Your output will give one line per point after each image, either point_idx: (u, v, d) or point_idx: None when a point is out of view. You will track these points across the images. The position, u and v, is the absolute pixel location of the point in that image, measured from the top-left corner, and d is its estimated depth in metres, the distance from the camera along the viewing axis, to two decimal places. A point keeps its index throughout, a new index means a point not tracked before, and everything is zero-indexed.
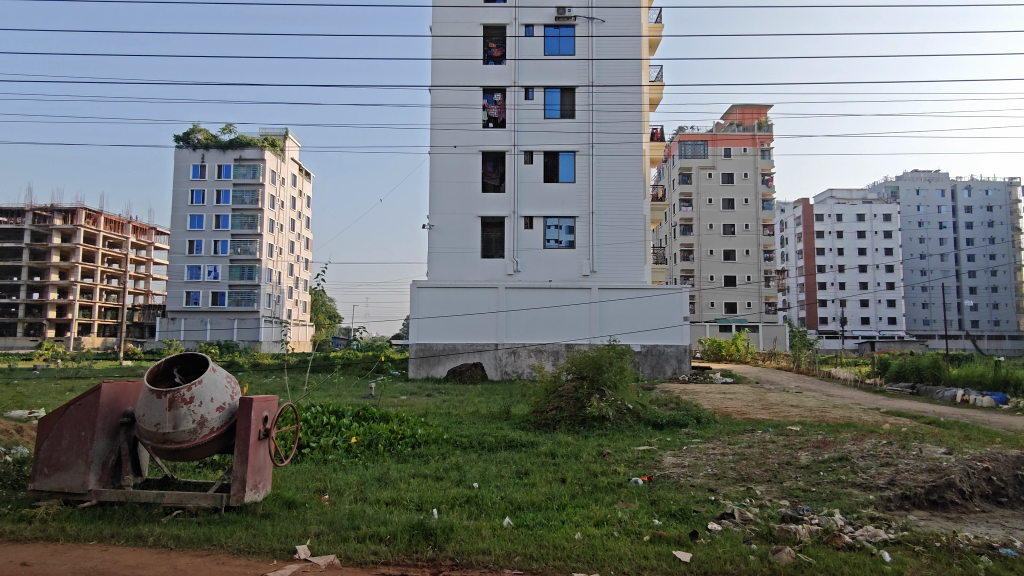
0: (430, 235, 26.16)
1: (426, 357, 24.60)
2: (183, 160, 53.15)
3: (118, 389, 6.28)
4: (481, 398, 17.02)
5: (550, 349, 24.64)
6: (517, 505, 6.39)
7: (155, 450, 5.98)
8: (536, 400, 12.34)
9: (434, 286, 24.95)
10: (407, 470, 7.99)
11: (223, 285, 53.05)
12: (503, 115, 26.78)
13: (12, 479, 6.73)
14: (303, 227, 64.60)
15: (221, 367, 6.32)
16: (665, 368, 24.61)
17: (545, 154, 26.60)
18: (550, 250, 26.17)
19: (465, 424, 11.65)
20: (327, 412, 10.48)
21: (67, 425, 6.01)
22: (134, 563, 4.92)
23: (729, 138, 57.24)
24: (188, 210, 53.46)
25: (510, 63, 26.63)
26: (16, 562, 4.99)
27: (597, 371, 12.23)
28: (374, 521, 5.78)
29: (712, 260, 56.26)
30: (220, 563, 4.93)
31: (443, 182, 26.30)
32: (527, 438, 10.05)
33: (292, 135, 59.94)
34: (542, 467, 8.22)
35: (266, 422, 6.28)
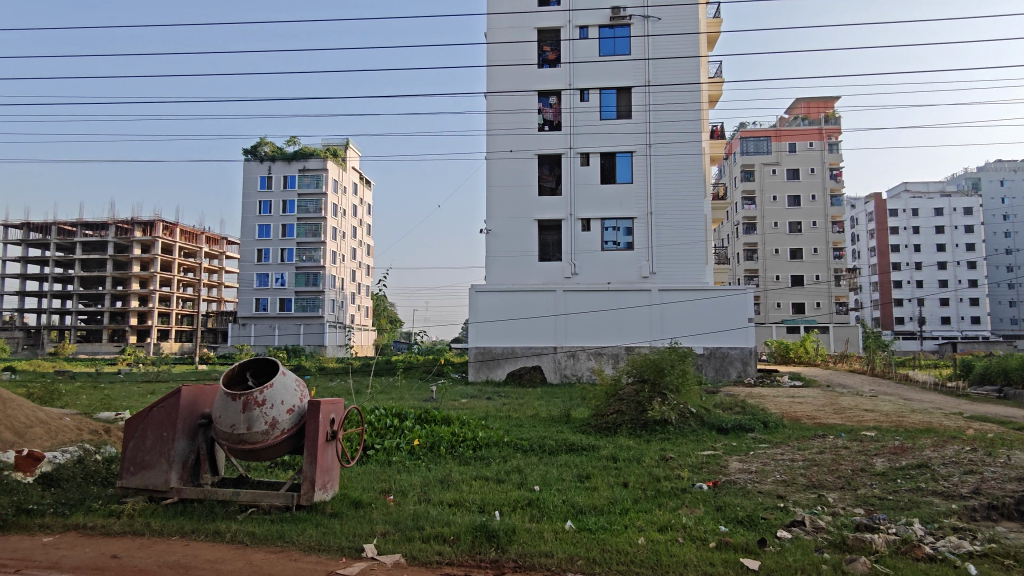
0: (488, 240, 26.37)
1: (486, 361, 24.82)
2: (252, 172, 55.45)
3: (196, 391, 6.60)
4: (541, 401, 17.08)
5: (610, 352, 24.45)
6: (579, 509, 6.36)
7: (231, 450, 6.25)
8: (597, 403, 12.27)
9: (493, 290, 25.18)
10: (469, 472, 8.08)
11: (289, 292, 54.96)
12: (559, 118, 26.81)
13: (102, 476, 7.20)
14: (365, 234, 66.40)
15: (291, 371, 6.57)
16: (729, 371, 24.02)
17: (602, 156, 26.42)
18: (608, 252, 25.92)
19: (526, 427, 11.70)
20: (391, 415, 10.75)
21: (151, 427, 6.37)
22: (213, 558, 5.16)
23: (794, 133, 55.59)
24: (257, 220, 55.67)
25: (565, 65, 26.65)
26: (108, 554, 5.32)
27: (659, 374, 12.09)
28: (438, 522, 5.88)
29: (777, 259, 54.56)
30: (293, 560, 5.11)
31: (499, 187, 26.50)
32: (588, 442, 10.01)
33: (353, 146, 61.64)
34: (603, 471, 8.15)
35: (333, 424, 6.49)
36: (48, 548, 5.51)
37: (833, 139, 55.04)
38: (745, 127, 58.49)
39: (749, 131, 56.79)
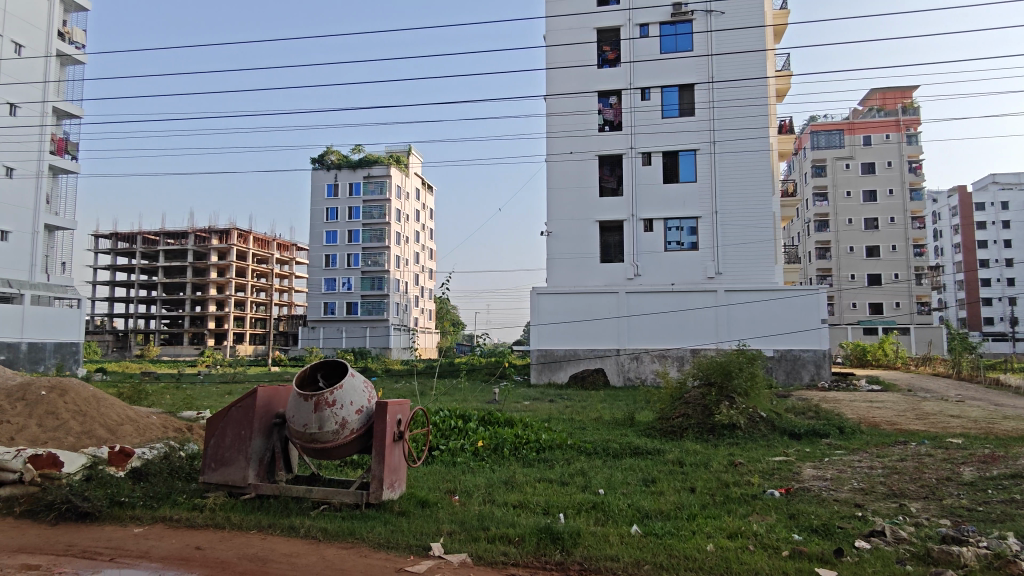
0: (549, 242, 26.37)
1: (548, 363, 24.89)
2: (319, 180, 57.42)
3: (271, 392, 6.88)
4: (604, 403, 16.92)
5: (674, 354, 24.03)
6: (645, 513, 6.28)
7: (304, 449, 6.48)
8: (661, 406, 12.06)
9: (555, 292, 25.22)
10: (533, 474, 8.10)
11: (356, 295, 56.41)
12: (620, 118, 26.57)
13: (186, 471, 7.62)
14: (427, 239, 67.61)
15: (359, 373, 6.76)
16: (801, 374, 23.18)
17: (664, 155, 25.97)
18: (671, 252, 25.45)
19: (589, 430, 11.62)
20: (455, 416, 10.90)
21: (230, 426, 6.68)
22: (290, 552, 5.37)
23: (869, 125, 53.06)
24: (324, 226, 57.49)
25: (625, 65, 26.40)
26: (192, 545, 5.63)
27: (726, 378, 11.69)
28: (503, 522, 5.93)
29: (852, 257, 52.22)
30: (363, 556, 5.26)
31: (560, 190, 26.49)
32: (653, 446, 9.84)
33: (416, 152, 62.82)
34: (669, 475, 8.02)
35: (400, 425, 6.64)
36: (139, 538, 5.87)
37: (912, 130, 52.28)
38: (815, 120, 56.32)
39: (820, 124, 54.63)
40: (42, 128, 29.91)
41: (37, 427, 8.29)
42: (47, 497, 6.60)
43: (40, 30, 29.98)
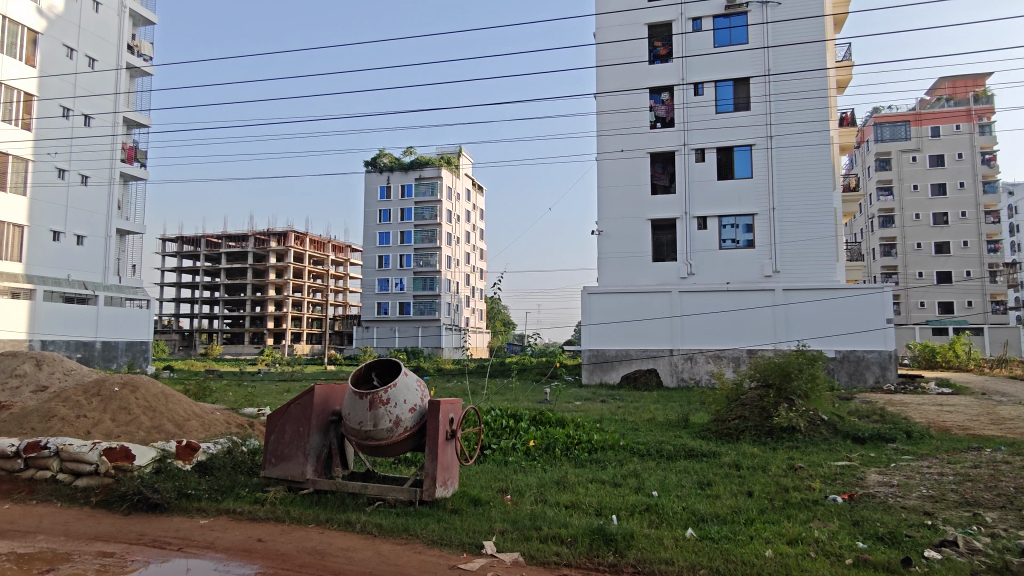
0: (600, 241, 26.17)
1: (599, 364, 24.79)
2: (372, 183, 58.75)
3: (328, 390, 7.05)
4: (657, 405, 16.61)
5: (730, 355, 23.52)
6: (701, 517, 6.15)
7: (359, 446, 6.61)
8: (717, 408, 11.81)
9: (606, 292, 25.09)
10: (585, 475, 8.05)
11: (408, 295, 57.27)
12: (672, 114, 26.14)
13: (248, 466, 7.93)
14: (478, 239, 68.12)
15: (412, 372, 6.86)
16: (865, 376, 22.31)
17: (718, 151, 25.38)
18: (726, 251, 24.87)
19: (642, 431, 11.48)
20: (506, 416, 10.94)
21: (289, 422, 6.89)
22: (346, 546, 5.49)
23: (937, 115, 50.67)
24: (377, 227, 58.65)
25: (678, 60, 25.95)
26: (254, 538, 5.82)
27: (785, 379, 11.35)
28: (555, 523, 5.91)
29: (919, 254, 49.94)
30: (417, 552, 5.33)
31: (611, 188, 26.28)
32: (708, 448, 9.64)
33: (466, 153, 63.35)
34: (725, 478, 7.83)
35: (452, 424, 6.70)
36: (205, 530, 6.11)
37: (984, 120, 49.66)
38: (878, 111, 54.17)
39: (884, 116, 52.52)
40: (114, 137, 31.57)
41: (112, 421, 8.72)
42: (121, 488, 6.96)
43: (111, 44, 31.55)
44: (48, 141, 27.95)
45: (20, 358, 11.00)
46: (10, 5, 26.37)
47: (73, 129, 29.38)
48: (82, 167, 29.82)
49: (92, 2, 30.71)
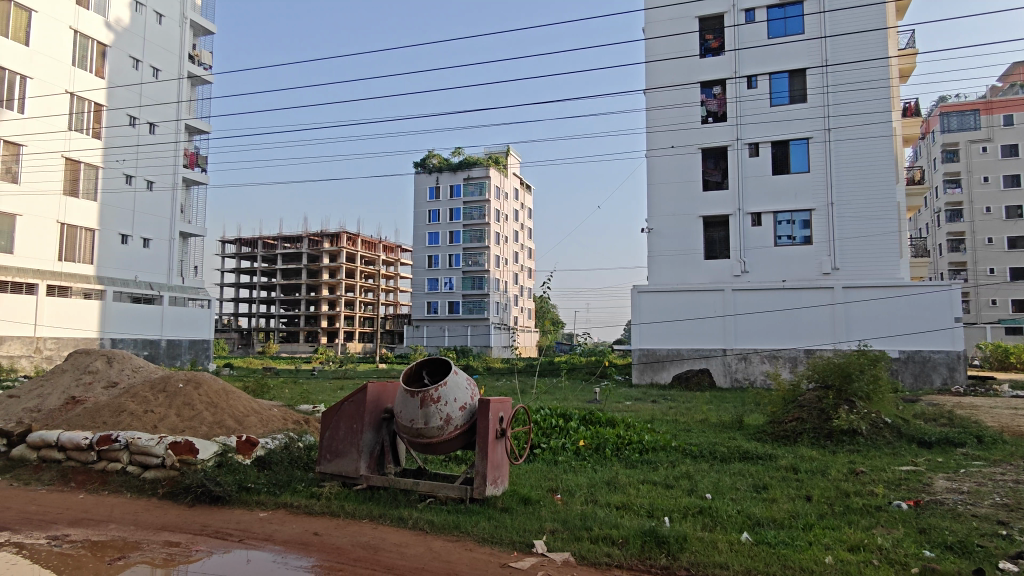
0: (650, 239, 25.86)
1: (650, 363, 24.55)
2: (422, 184, 59.67)
3: (380, 388, 7.18)
4: (711, 406, 16.31)
5: (786, 355, 22.96)
6: (757, 521, 6.00)
7: (411, 443, 6.71)
8: (774, 410, 11.53)
9: (656, 290, 24.83)
10: (636, 476, 7.95)
11: (457, 295, 57.72)
12: (724, 108, 25.54)
13: (304, 462, 8.17)
14: (526, 238, 68.13)
15: (463, 371, 6.92)
16: (932, 377, 21.35)
17: (773, 145, 24.67)
18: (782, 247, 24.16)
19: (695, 432, 11.30)
20: (556, 415, 10.92)
21: (343, 419, 7.05)
22: (399, 542, 5.58)
23: (1009, 103, 48.12)
24: (427, 228, 59.45)
25: (730, 54, 25.34)
26: (311, 531, 5.98)
27: (846, 380, 10.96)
28: (607, 523, 5.86)
29: (991, 250, 47.26)
30: (468, 549, 5.38)
31: (661, 185, 25.94)
32: (764, 450, 9.39)
33: (514, 152, 63.48)
34: (782, 482, 7.61)
35: (502, 422, 6.73)
36: (264, 522, 6.31)
37: None
38: (945, 101, 51.82)
39: (951, 106, 50.29)
40: (177, 144, 32.88)
41: (176, 416, 9.10)
42: (186, 481, 7.26)
43: (173, 54, 32.86)
44: (116, 149, 29.38)
45: (93, 356, 11.63)
46: (81, 20, 27.74)
47: (140, 137, 30.73)
48: (148, 174, 31.19)
49: (156, 15, 32.10)
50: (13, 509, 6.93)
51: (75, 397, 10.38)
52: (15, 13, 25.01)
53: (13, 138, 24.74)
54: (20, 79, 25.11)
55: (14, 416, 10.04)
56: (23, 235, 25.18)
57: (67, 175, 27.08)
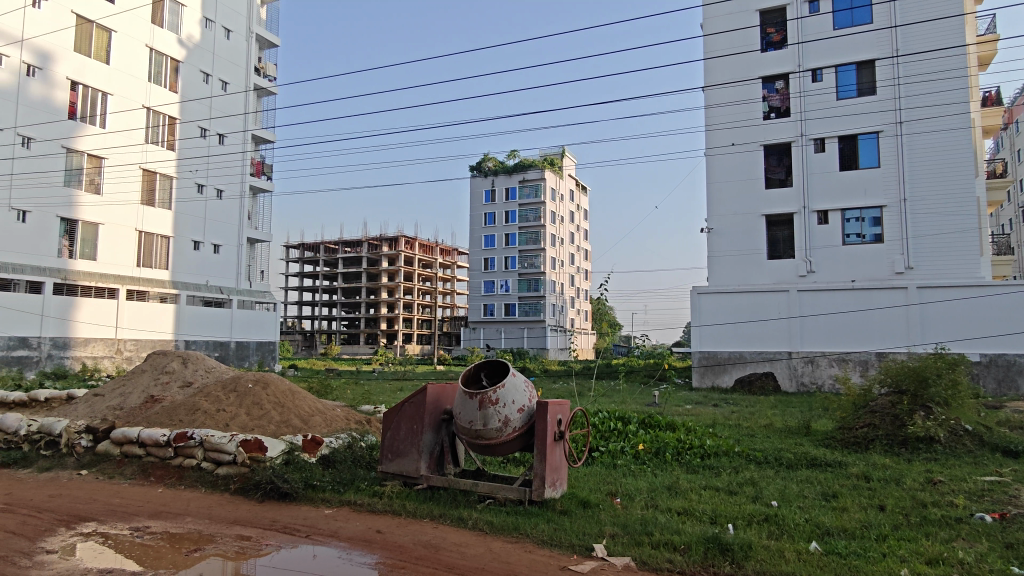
0: (710, 239, 25.33)
1: (710, 366, 24.12)
2: (478, 187, 60.28)
3: (439, 390, 7.29)
4: (775, 411, 15.82)
5: (857, 358, 22.09)
6: (826, 530, 5.79)
7: (470, 445, 6.78)
8: (843, 415, 11.10)
9: (717, 292, 24.57)
10: (697, 481, 7.78)
11: (513, 297, 57.92)
12: (787, 104, 24.77)
13: (367, 461, 8.39)
14: (582, 239, 67.79)
15: (520, 373, 6.95)
16: (1018, 383, 19.93)
17: (840, 140, 23.73)
18: (850, 246, 23.20)
19: (759, 438, 11.00)
20: (614, 418, 10.81)
21: (404, 420, 7.19)
22: (459, 541, 5.66)
23: None
24: (483, 230, 59.97)
25: (793, 47, 24.56)
26: (374, 529, 6.12)
27: (921, 385, 10.47)
28: (668, 529, 5.77)
29: None
30: (528, 551, 5.40)
31: (720, 184, 25.40)
32: (833, 457, 9.04)
33: (570, 154, 63.27)
34: (853, 490, 7.30)
35: (560, 425, 6.73)
36: (330, 519, 6.52)
37: None
38: None
39: None
40: (244, 154, 34.19)
41: (246, 415, 9.48)
42: (255, 477, 7.55)
43: (241, 67, 34.27)
44: (188, 160, 30.90)
45: (170, 357, 12.26)
46: (156, 38, 29.34)
47: (210, 148, 32.19)
48: (217, 183, 32.57)
49: (224, 31, 33.50)
50: (99, 501, 7.38)
51: (153, 396, 10.94)
52: (97, 34, 26.69)
53: (95, 152, 26.35)
54: (103, 96, 26.79)
55: (99, 413, 10.67)
56: (106, 243, 26.72)
57: (145, 186, 28.62)
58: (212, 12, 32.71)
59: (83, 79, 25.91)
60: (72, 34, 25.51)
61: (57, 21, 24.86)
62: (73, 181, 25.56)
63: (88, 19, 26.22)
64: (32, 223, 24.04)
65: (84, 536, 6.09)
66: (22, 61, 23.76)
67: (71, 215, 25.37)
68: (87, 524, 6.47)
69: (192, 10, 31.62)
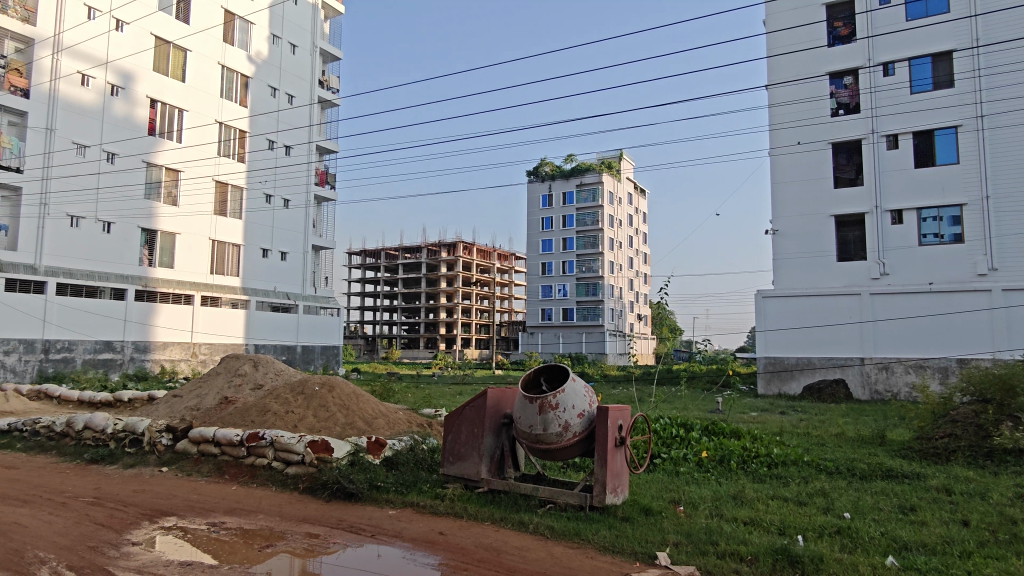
0: (775, 241, 24.65)
1: (777, 373, 23.79)
2: (535, 192, 60.43)
3: (500, 394, 7.35)
4: (847, 419, 15.18)
5: (935, 365, 21.10)
6: (903, 544, 5.53)
7: (530, 449, 6.80)
8: (921, 425, 10.58)
9: (783, 295, 24.05)
10: (764, 491, 7.56)
11: (572, 302, 57.73)
12: (857, 100, 23.80)
13: (429, 463, 8.54)
14: (641, 243, 66.99)
15: (580, 378, 6.93)
16: None
17: (915, 136, 22.59)
18: (928, 247, 21.99)
19: (829, 446, 10.60)
20: (677, 425, 10.62)
21: (465, 423, 7.29)
22: (520, 546, 5.68)
23: None
24: (541, 235, 60.06)
25: (862, 41, 23.60)
26: (437, 531, 6.22)
27: (1009, 394, 9.87)
28: (733, 539, 5.63)
29: None
30: (589, 557, 5.38)
31: (786, 185, 24.67)
32: (911, 469, 8.61)
33: (628, 157, 62.61)
34: (933, 504, 6.93)
35: (621, 430, 6.67)
36: (393, 519, 6.66)
37: None
38: None
39: None
40: (309, 164, 35.37)
41: (313, 417, 9.81)
42: (323, 477, 7.81)
43: (306, 81, 35.49)
44: (257, 171, 32.28)
45: (242, 360, 12.79)
46: (228, 56, 30.77)
47: (277, 160, 33.43)
48: (284, 193, 33.77)
49: (291, 46, 34.80)
50: (179, 497, 7.78)
51: (227, 397, 11.47)
52: (173, 54, 28.25)
53: (173, 166, 27.83)
54: (178, 112, 28.32)
55: (179, 413, 11.28)
56: (183, 252, 28.19)
57: (217, 197, 30.03)
58: (279, 29, 34.04)
59: (162, 97, 27.46)
60: (151, 55, 27.09)
61: (138, 44, 26.47)
62: (152, 193, 27.09)
63: (166, 41, 27.82)
64: (116, 233, 25.52)
65: (165, 530, 6.43)
66: (106, 81, 25.26)
67: (151, 226, 26.86)
68: (169, 519, 6.83)
69: (260, 28, 33.00)
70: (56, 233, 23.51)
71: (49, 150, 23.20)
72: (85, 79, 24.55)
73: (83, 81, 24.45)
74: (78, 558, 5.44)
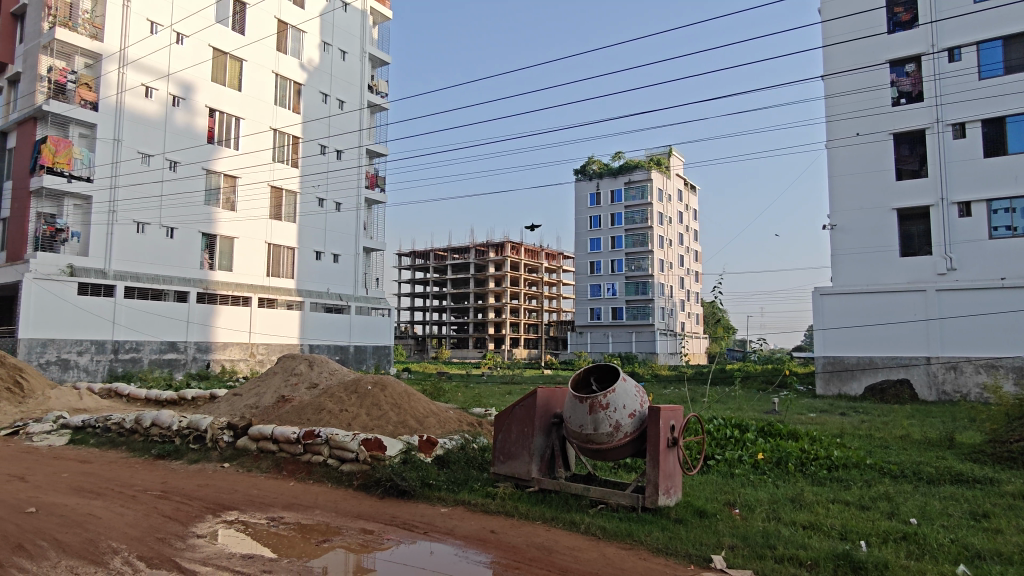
0: (834, 237, 23.84)
1: (836, 372, 23.02)
2: (583, 190, 60.12)
3: (549, 393, 7.33)
4: (912, 421, 14.54)
5: (1009, 364, 20.06)
6: (975, 552, 5.27)
7: (581, 449, 6.77)
8: (993, 427, 10.06)
9: (841, 292, 23.27)
10: (824, 494, 7.32)
11: (621, 300, 57.14)
12: (920, 87, 22.78)
13: (480, 462, 8.60)
14: (691, 240, 65.85)
15: (631, 378, 6.85)
16: None
17: (984, 124, 21.47)
18: (999, 240, 20.84)
19: (893, 449, 10.19)
20: (731, 426, 10.38)
21: (515, 423, 7.31)
22: (572, 545, 5.66)
23: None
24: (588, 234, 59.71)
25: (925, 26, 22.57)
26: (488, 529, 6.26)
27: None
28: (792, 543, 5.48)
29: None
30: (643, 559, 5.32)
31: (844, 178, 23.83)
32: (984, 474, 8.19)
33: (677, 153, 61.63)
34: (1007, 511, 6.58)
35: (674, 431, 6.57)
36: (446, 517, 6.74)
37: None
38: None
39: None
40: (360, 168, 36.07)
41: (366, 415, 10.00)
42: (377, 475, 7.96)
43: (356, 86, 36.19)
44: (310, 176, 33.17)
45: (298, 360, 13.15)
46: (281, 64, 31.68)
47: (329, 164, 34.23)
48: (336, 196, 34.55)
49: (341, 52, 35.56)
50: (240, 492, 8.06)
51: (284, 396, 11.81)
52: (230, 64, 29.29)
53: (231, 173, 28.82)
54: (236, 120, 29.34)
55: (239, 412, 11.67)
56: (241, 256, 29.19)
57: (273, 201, 30.96)
58: (329, 36, 34.85)
59: (219, 106, 28.51)
60: (209, 66, 28.17)
61: (197, 56, 27.58)
62: (212, 200, 28.09)
63: (223, 52, 28.86)
64: (179, 238, 26.62)
65: (227, 523, 6.67)
66: (168, 93, 26.41)
67: (211, 231, 27.91)
68: (231, 513, 7.08)
69: (312, 35, 33.84)
70: (124, 239, 24.63)
71: (116, 160, 24.31)
72: (149, 91, 25.75)
73: (147, 93, 25.66)
74: (147, 549, 5.70)
